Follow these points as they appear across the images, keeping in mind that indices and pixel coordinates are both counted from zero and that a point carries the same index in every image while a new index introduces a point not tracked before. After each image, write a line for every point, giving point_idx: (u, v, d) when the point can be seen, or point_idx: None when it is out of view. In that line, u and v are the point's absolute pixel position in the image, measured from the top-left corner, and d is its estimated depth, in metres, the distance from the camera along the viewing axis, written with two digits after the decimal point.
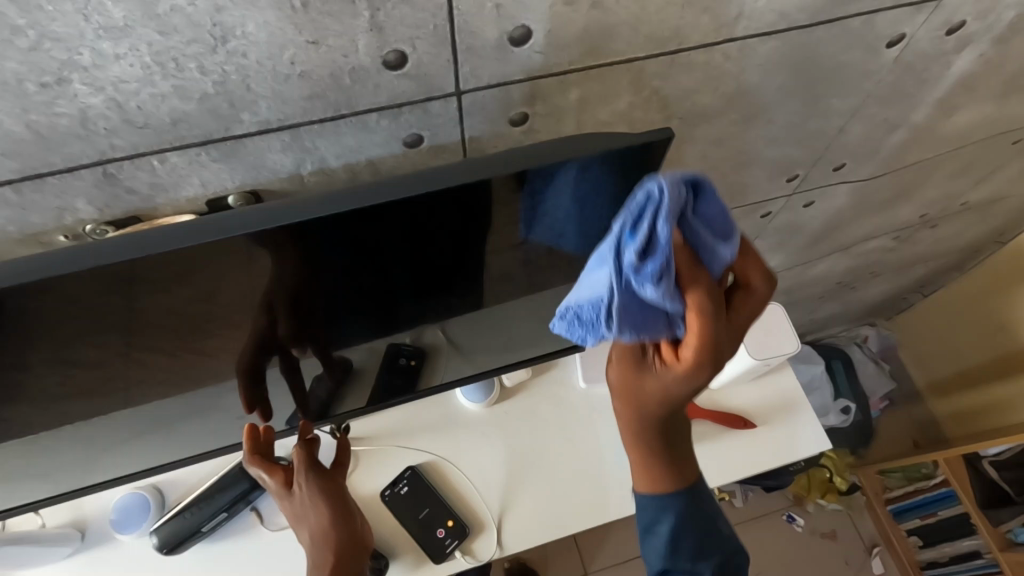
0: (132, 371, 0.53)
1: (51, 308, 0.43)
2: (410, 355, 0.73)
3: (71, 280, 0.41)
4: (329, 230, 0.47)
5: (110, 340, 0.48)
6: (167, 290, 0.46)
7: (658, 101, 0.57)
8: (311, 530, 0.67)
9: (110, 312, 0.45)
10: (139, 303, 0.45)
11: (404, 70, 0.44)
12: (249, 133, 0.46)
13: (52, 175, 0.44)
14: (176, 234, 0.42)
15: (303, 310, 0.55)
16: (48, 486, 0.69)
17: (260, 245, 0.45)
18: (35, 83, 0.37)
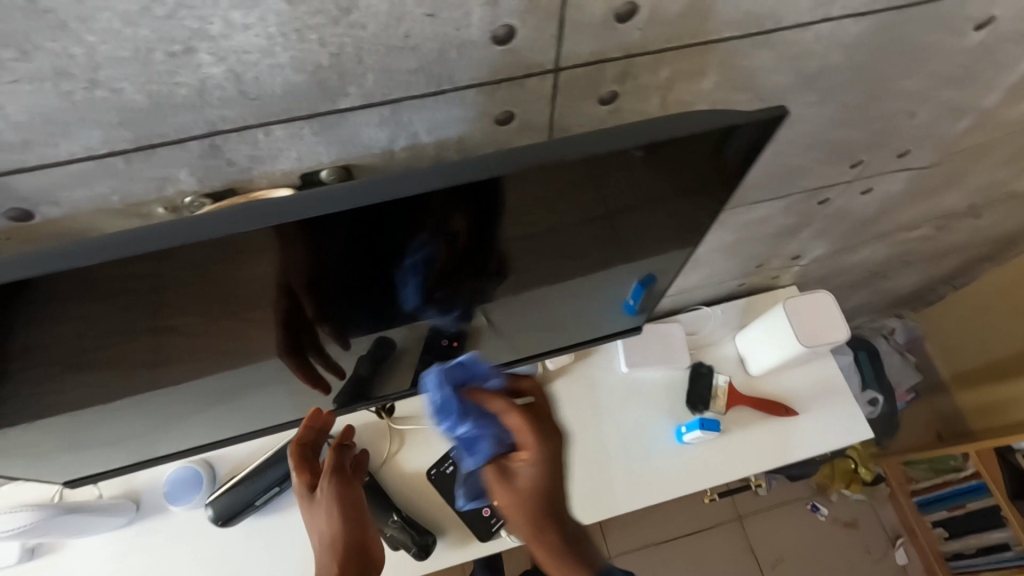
0: (224, 344, 0.54)
1: (166, 285, 0.43)
2: (451, 335, 0.77)
3: (178, 260, 0.41)
4: (402, 212, 0.44)
5: (210, 315, 0.48)
6: (261, 263, 0.45)
7: (743, 81, 0.57)
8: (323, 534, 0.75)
9: (214, 285, 0.45)
10: (241, 274, 0.45)
11: (510, 45, 0.45)
12: (352, 107, 0.46)
13: (162, 146, 0.44)
14: (267, 210, 0.40)
15: (357, 294, 0.55)
16: (120, 454, 0.70)
17: (339, 224, 0.43)
18: (163, 52, 0.38)
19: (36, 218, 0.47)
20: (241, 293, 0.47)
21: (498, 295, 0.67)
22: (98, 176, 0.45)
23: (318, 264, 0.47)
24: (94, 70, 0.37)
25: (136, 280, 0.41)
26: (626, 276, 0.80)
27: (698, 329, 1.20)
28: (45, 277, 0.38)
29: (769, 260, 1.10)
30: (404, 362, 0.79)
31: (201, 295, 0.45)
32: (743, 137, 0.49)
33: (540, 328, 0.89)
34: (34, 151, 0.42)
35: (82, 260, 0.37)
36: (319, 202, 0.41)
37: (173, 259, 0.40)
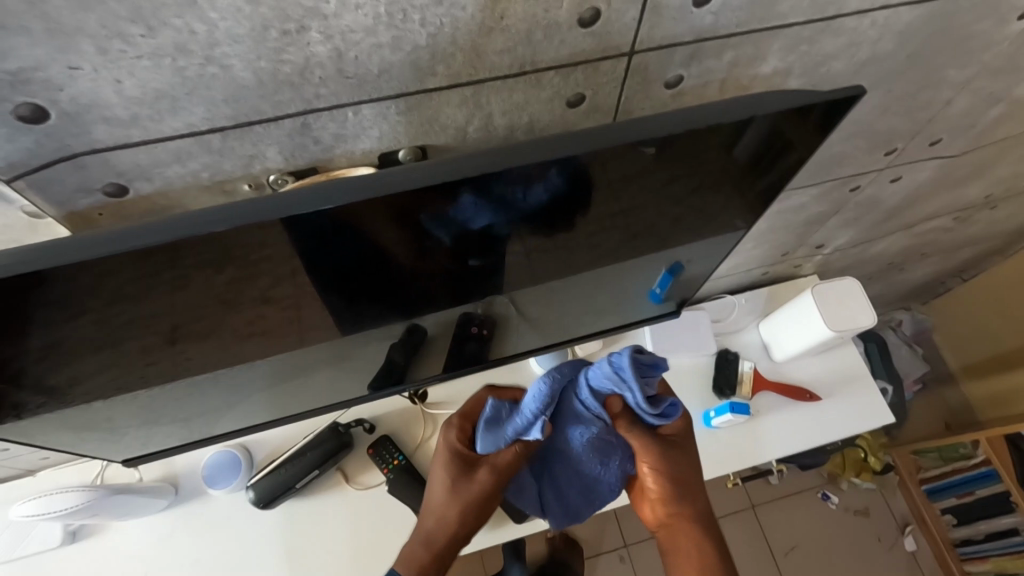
0: (304, 312, 0.56)
1: (259, 254, 0.45)
2: (479, 323, 0.80)
3: (285, 231, 0.43)
4: (476, 189, 0.46)
5: (302, 282, 0.51)
6: (339, 237, 0.46)
7: (799, 68, 0.59)
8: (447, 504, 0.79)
9: (297, 255, 0.47)
10: (322, 247, 0.47)
11: (592, 27, 0.47)
12: (438, 88, 0.48)
13: (258, 124, 0.46)
14: (362, 184, 0.42)
15: (414, 271, 0.56)
16: (180, 427, 0.72)
17: (424, 198, 0.45)
18: (277, 30, 0.39)
19: (128, 194, 0.49)
20: (333, 261, 0.50)
21: (534, 276, 0.69)
22: (193, 152, 0.47)
23: (397, 237, 0.49)
24: (211, 47, 0.39)
25: (248, 248, 0.43)
26: (655, 263, 0.83)
27: (722, 317, 1.22)
28: (170, 243, 0.40)
29: (795, 249, 1.12)
30: (433, 349, 0.81)
31: (298, 261, 0.48)
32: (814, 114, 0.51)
33: (572, 314, 0.91)
34: (141, 127, 0.43)
35: (207, 228, 0.40)
36: (409, 174, 0.43)
37: (281, 229, 0.42)
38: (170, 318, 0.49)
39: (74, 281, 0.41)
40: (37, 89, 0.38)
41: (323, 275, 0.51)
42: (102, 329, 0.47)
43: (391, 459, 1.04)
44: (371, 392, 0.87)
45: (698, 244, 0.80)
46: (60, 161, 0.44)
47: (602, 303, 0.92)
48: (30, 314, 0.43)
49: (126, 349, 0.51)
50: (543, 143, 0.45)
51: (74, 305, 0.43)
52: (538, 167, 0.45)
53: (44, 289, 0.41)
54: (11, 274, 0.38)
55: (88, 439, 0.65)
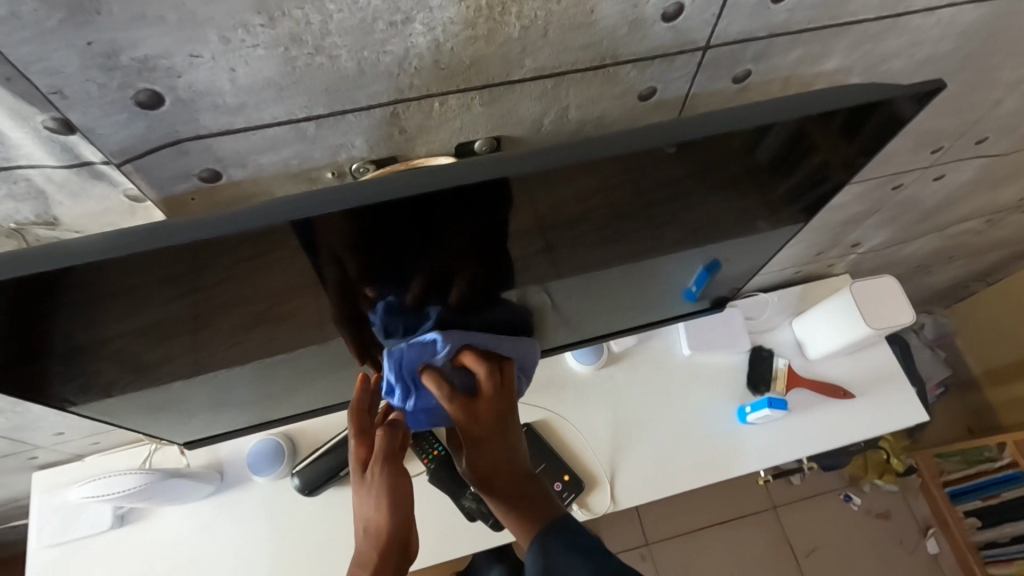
0: (364, 301, 0.57)
1: (341, 243, 0.46)
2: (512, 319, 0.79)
3: (341, 224, 0.43)
4: (551, 182, 0.46)
5: (361, 273, 0.51)
6: (417, 229, 0.47)
7: (860, 65, 0.60)
8: (371, 526, 0.64)
9: (377, 247, 0.47)
10: (401, 239, 0.47)
11: (674, 22, 0.48)
12: (522, 80, 0.50)
13: (352, 112, 0.48)
14: (421, 178, 0.42)
15: (463, 267, 0.56)
16: (243, 409, 0.74)
17: (478, 194, 0.45)
18: (385, 22, 0.41)
19: (222, 179, 0.51)
20: (387, 256, 0.49)
21: (578, 268, 0.69)
22: (287, 140, 0.49)
23: (449, 233, 0.49)
24: (322, 38, 0.41)
25: (331, 235, 0.44)
26: (690, 258, 0.82)
27: (755, 315, 1.23)
28: (263, 228, 0.41)
29: (830, 248, 1.13)
30: (468, 344, 0.82)
31: (353, 256, 0.48)
32: (890, 110, 0.52)
33: (613, 308, 0.93)
34: (245, 115, 0.45)
35: (317, 210, 0.41)
36: (464, 169, 0.43)
37: (334, 224, 0.42)
38: (265, 298, 0.51)
39: (197, 261, 0.43)
40: (159, 76, 0.40)
41: (378, 268, 0.51)
42: (203, 309, 0.49)
43: (432, 450, 1.06)
44: None
45: (744, 239, 0.81)
46: (167, 146, 0.45)
47: (639, 299, 0.92)
48: (150, 290, 0.45)
49: (224, 325, 0.52)
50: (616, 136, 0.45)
51: (189, 284, 0.45)
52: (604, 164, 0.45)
53: (166, 268, 0.42)
54: (147, 252, 0.39)
55: (159, 419, 0.68)
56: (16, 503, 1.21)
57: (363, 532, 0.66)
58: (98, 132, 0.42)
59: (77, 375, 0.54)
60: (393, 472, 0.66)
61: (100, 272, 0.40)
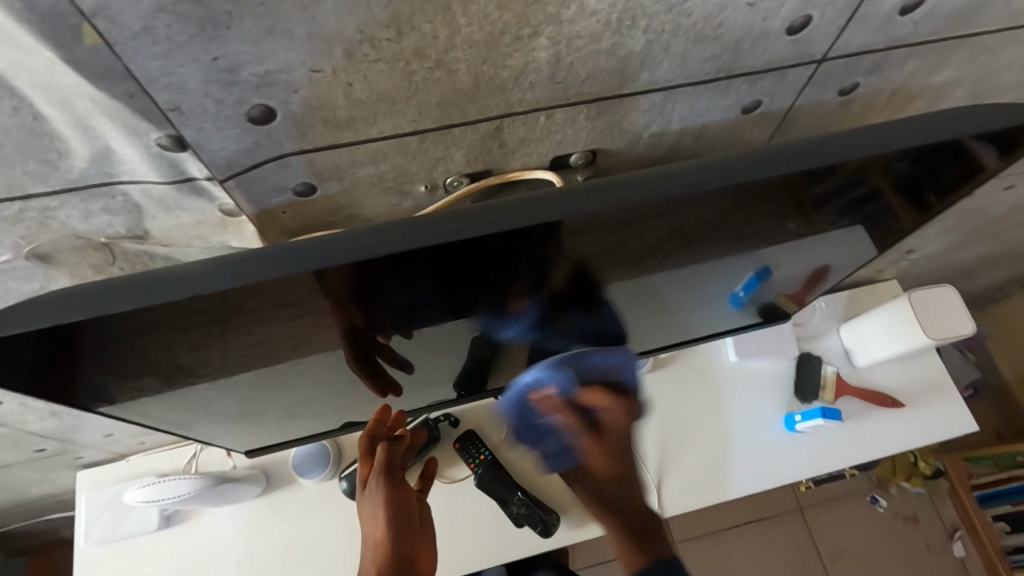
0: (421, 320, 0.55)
1: (426, 273, 0.44)
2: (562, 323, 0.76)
3: (393, 264, 0.40)
4: (643, 211, 0.44)
5: (421, 299, 0.49)
6: (505, 259, 0.45)
7: (967, 78, 0.58)
8: (371, 533, 0.76)
9: (464, 274, 0.46)
10: (491, 266, 0.45)
11: (798, 35, 0.46)
12: (632, 93, 0.48)
13: (458, 126, 0.46)
14: (481, 215, 0.39)
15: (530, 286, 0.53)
16: (307, 415, 0.73)
17: (532, 233, 0.42)
18: (512, 35, 0.39)
19: (315, 193, 0.49)
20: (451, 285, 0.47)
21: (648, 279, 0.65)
22: (390, 153, 0.47)
23: (516, 262, 0.46)
24: (446, 52, 0.39)
25: (418, 267, 0.42)
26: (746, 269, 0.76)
27: (804, 320, 1.21)
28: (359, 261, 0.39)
29: (885, 255, 1.11)
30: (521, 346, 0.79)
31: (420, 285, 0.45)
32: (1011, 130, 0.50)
33: (671, 320, 0.90)
34: (353, 129, 0.43)
35: (403, 245, 0.38)
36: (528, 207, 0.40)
37: (378, 264, 0.40)
38: (363, 318, 0.50)
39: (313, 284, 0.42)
40: (276, 90, 0.38)
41: (442, 299, 0.49)
42: (307, 324, 0.49)
43: (478, 454, 1.05)
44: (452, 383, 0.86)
45: (816, 252, 0.78)
46: (270, 160, 0.44)
47: (695, 312, 0.90)
48: (266, 311, 0.44)
49: (318, 334, 0.52)
50: (719, 162, 0.43)
51: (303, 304, 0.44)
52: (693, 197, 0.43)
53: (283, 291, 0.41)
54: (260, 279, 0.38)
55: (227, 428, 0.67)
56: (58, 498, 1.21)
57: (366, 536, 0.77)
58: (207, 147, 0.40)
59: (167, 385, 0.53)
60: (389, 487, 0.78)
61: (214, 298, 0.39)
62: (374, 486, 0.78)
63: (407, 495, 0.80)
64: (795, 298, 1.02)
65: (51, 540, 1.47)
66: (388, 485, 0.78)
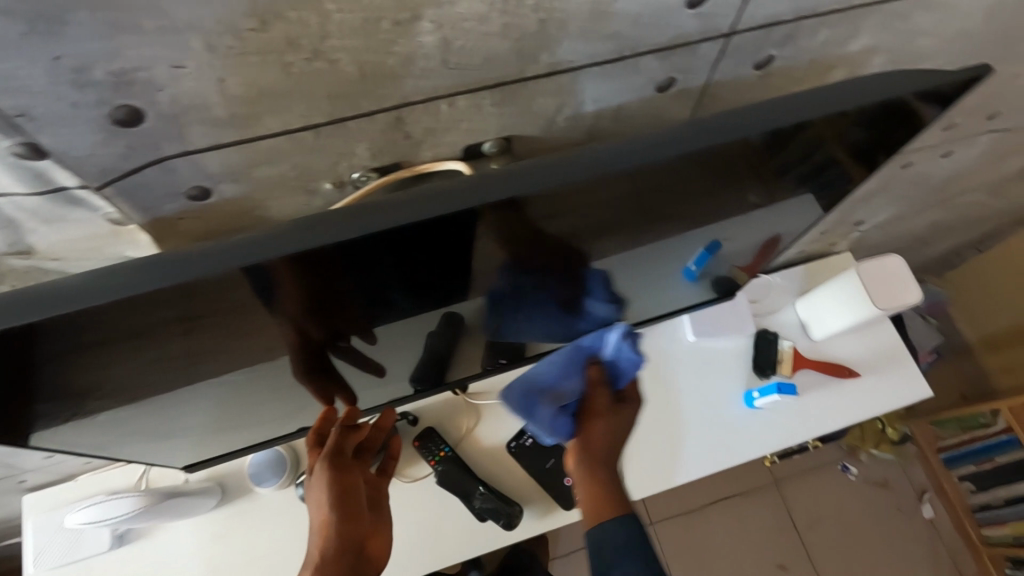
0: (357, 318, 0.54)
1: (335, 272, 0.43)
2: (519, 310, 0.75)
3: (318, 263, 0.41)
4: (548, 199, 0.44)
5: (334, 298, 0.48)
6: (417, 253, 0.45)
7: (885, 45, 0.58)
8: (316, 518, 0.68)
9: (374, 271, 0.45)
10: (402, 261, 0.45)
11: (700, 9, 0.44)
12: (536, 76, 0.46)
13: (353, 119, 0.44)
14: (400, 210, 0.40)
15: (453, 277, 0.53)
16: (245, 426, 0.71)
17: (441, 225, 0.42)
18: (390, 21, 0.37)
19: (212, 197, 0.47)
20: (361, 282, 0.46)
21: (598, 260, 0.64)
22: (285, 151, 0.45)
23: (430, 257, 0.46)
24: (321, 41, 0.37)
25: (319, 267, 0.41)
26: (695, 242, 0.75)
27: (760, 298, 1.22)
28: (256, 265, 0.38)
29: (835, 227, 1.11)
30: (480, 334, 0.78)
31: (329, 286, 0.45)
32: (926, 95, 0.49)
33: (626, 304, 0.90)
34: (238, 127, 0.41)
35: (303, 246, 0.38)
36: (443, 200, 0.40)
37: (285, 267, 0.40)
38: (280, 321, 0.49)
39: (232, 286, 0.41)
40: (139, 90, 0.36)
41: (357, 293, 0.48)
42: (213, 337, 0.47)
43: (438, 451, 1.04)
44: (410, 378, 0.85)
45: (768, 223, 0.78)
46: (151, 165, 0.41)
47: (651, 294, 0.89)
48: (162, 327, 0.42)
49: (250, 340, 0.50)
50: (617, 147, 0.43)
51: (203, 316, 0.43)
52: (596, 182, 0.43)
53: (176, 304, 0.40)
54: (146, 291, 0.37)
55: (155, 445, 0.65)
56: (10, 524, 1.17)
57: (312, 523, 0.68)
58: (73, 154, 0.38)
59: (74, 420, 0.50)
60: (337, 470, 0.70)
61: (96, 315, 0.38)
62: (321, 471, 0.70)
63: (357, 480, 0.72)
64: (748, 270, 1.01)
65: (13, 566, 1.43)
66: (338, 469, 0.70)
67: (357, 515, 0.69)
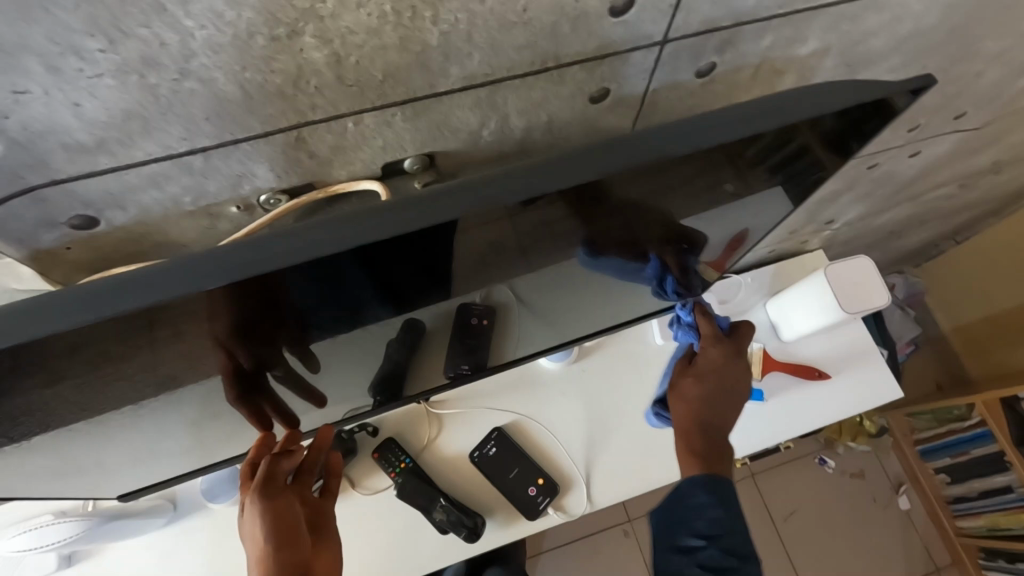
0: (275, 346, 0.50)
1: (225, 306, 0.39)
2: (480, 313, 0.71)
3: (239, 287, 0.36)
4: (466, 224, 0.39)
5: (240, 330, 0.44)
6: (324, 281, 0.40)
7: (836, 48, 0.55)
8: (253, 552, 0.60)
9: (276, 303, 0.41)
10: (308, 289, 0.41)
11: (624, 16, 0.41)
12: (450, 90, 0.42)
13: (246, 141, 0.40)
14: (302, 239, 0.35)
15: (378, 300, 0.49)
16: (178, 453, 0.68)
17: (347, 256, 0.37)
18: (265, 36, 0.33)
19: (100, 225, 0.43)
20: (266, 312, 0.42)
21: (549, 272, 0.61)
22: (172, 175, 0.41)
23: (341, 284, 0.42)
24: (186, 60, 0.33)
25: (201, 306, 0.37)
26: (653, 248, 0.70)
27: (729, 298, 1.19)
28: (123, 312, 0.34)
29: (804, 226, 1.09)
30: (435, 343, 0.74)
31: (225, 319, 0.41)
32: (869, 107, 0.46)
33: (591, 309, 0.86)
34: (109, 153, 0.37)
35: (181, 287, 0.34)
36: (366, 221, 0.36)
37: (159, 309, 0.35)
38: (180, 359, 0.45)
39: (100, 338, 0.36)
40: None
41: (265, 323, 0.45)
42: (100, 383, 0.43)
43: (398, 462, 1.01)
44: (365, 391, 0.80)
45: (734, 225, 0.74)
46: (16, 195, 0.37)
47: (617, 299, 0.86)
48: (8, 383, 0.37)
49: (162, 375, 0.46)
50: (541, 164, 0.39)
51: (52, 368, 0.38)
52: (518, 206, 0.38)
53: (11, 358, 0.35)
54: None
55: (72, 477, 0.61)
56: None
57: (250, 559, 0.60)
58: None
59: None
60: (270, 497, 0.63)
61: None
62: (252, 500, 0.62)
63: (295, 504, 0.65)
64: (716, 267, 0.95)
65: None
66: (270, 496, 0.63)
67: (298, 541, 0.61)
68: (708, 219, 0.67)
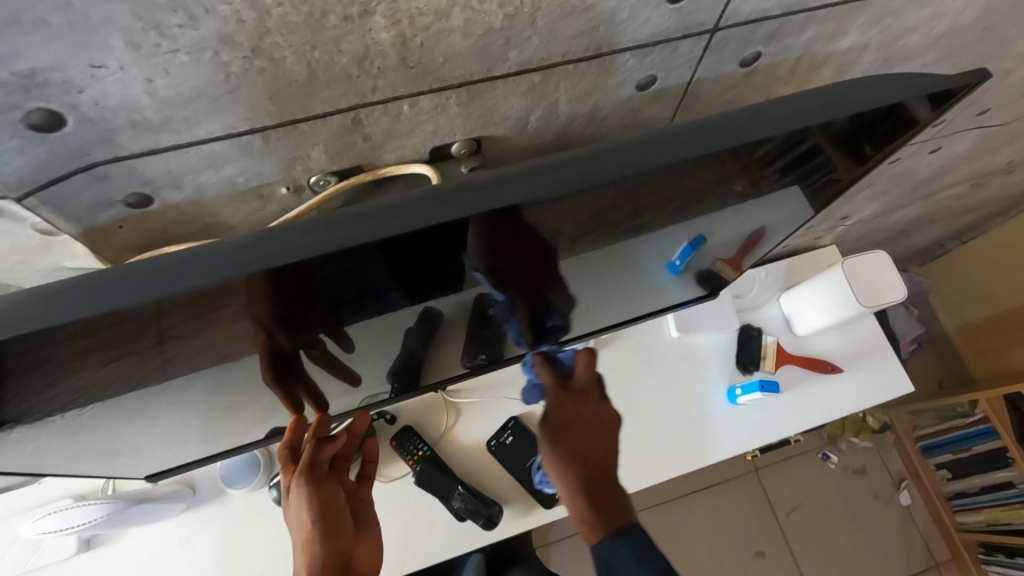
0: (320, 329, 0.51)
1: (285, 286, 0.39)
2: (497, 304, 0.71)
3: (303, 269, 0.37)
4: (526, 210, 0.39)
5: (293, 312, 0.44)
6: (381, 265, 0.41)
7: (875, 43, 0.55)
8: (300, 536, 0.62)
9: (334, 285, 0.42)
10: (364, 272, 0.41)
11: (681, 5, 0.41)
12: (505, 74, 0.43)
13: (305, 121, 0.40)
14: (369, 219, 0.34)
15: (424, 284, 0.50)
16: (208, 437, 0.68)
17: (410, 239, 0.37)
18: (339, 15, 0.33)
19: (154, 204, 0.43)
20: (321, 295, 0.43)
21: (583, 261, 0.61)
22: (228, 155, 0.41)
23: (396, 267, 0.42)
24: (260, 37, 0.33)
25: (262, 286, 0.37)
26: (678, 240, 0.71)
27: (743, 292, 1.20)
28: (191, 290, 0.34)
29: (819, 222, 1.10)
30: (458, 330, 0.74)
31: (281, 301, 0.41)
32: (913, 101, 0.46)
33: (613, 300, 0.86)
34: (173, 131, 0.37)
35: (247, 267, 0.33)
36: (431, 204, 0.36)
37: (225, 288, 0.35)
38: (230, 341, 0.45)
39: (162, 317, 0.36)
40: (53, 92, 0.32)
41: (317, 305, 0.45)
42: (151, 363, 0.43)
43: (416, 450, 1.01)
44: (388, 377, 0.81)
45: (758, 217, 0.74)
46: (78, 172, 0.37)
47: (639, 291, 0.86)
48: (69, 360, 0.37)
49: (210, 357, 0.47)
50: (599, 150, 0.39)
51: (112, 346, 0.38)
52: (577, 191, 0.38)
53: (76, 335, 0.35)
54: (61, 324, 0.33)
55: (105, 458, 0.61)
56: None
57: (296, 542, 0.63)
58: None
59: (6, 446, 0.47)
60: (314, 484, 0.64)
61: None
62: (298, 487, 0.64)
63: (337, 489, 0.67)
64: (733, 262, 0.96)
65: None
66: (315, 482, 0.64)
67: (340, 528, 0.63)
68: (737, 210, 0.67)
